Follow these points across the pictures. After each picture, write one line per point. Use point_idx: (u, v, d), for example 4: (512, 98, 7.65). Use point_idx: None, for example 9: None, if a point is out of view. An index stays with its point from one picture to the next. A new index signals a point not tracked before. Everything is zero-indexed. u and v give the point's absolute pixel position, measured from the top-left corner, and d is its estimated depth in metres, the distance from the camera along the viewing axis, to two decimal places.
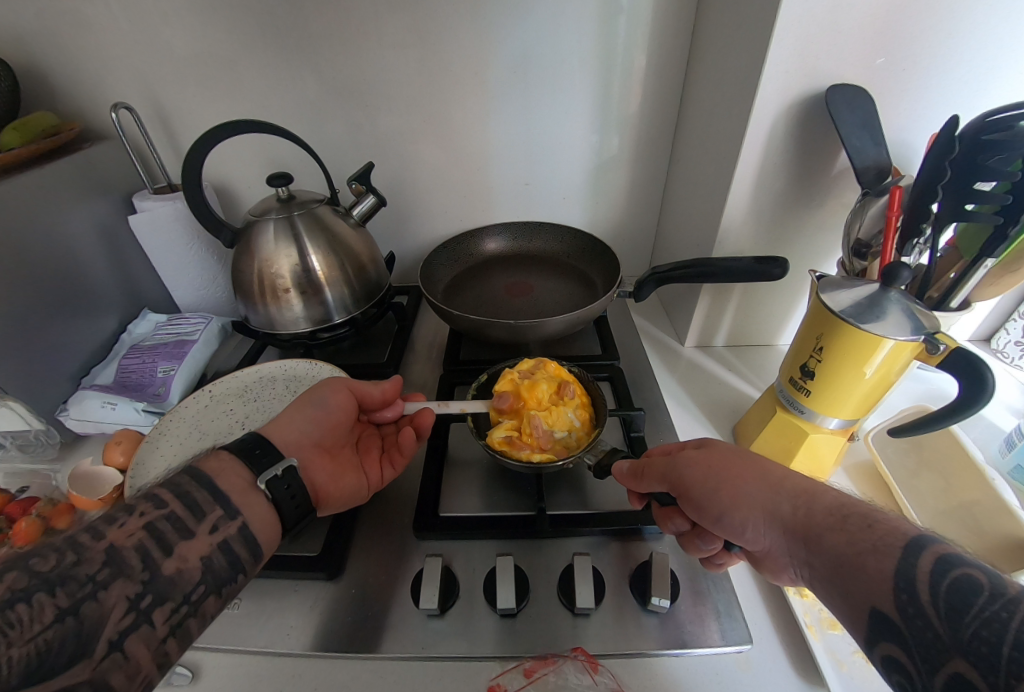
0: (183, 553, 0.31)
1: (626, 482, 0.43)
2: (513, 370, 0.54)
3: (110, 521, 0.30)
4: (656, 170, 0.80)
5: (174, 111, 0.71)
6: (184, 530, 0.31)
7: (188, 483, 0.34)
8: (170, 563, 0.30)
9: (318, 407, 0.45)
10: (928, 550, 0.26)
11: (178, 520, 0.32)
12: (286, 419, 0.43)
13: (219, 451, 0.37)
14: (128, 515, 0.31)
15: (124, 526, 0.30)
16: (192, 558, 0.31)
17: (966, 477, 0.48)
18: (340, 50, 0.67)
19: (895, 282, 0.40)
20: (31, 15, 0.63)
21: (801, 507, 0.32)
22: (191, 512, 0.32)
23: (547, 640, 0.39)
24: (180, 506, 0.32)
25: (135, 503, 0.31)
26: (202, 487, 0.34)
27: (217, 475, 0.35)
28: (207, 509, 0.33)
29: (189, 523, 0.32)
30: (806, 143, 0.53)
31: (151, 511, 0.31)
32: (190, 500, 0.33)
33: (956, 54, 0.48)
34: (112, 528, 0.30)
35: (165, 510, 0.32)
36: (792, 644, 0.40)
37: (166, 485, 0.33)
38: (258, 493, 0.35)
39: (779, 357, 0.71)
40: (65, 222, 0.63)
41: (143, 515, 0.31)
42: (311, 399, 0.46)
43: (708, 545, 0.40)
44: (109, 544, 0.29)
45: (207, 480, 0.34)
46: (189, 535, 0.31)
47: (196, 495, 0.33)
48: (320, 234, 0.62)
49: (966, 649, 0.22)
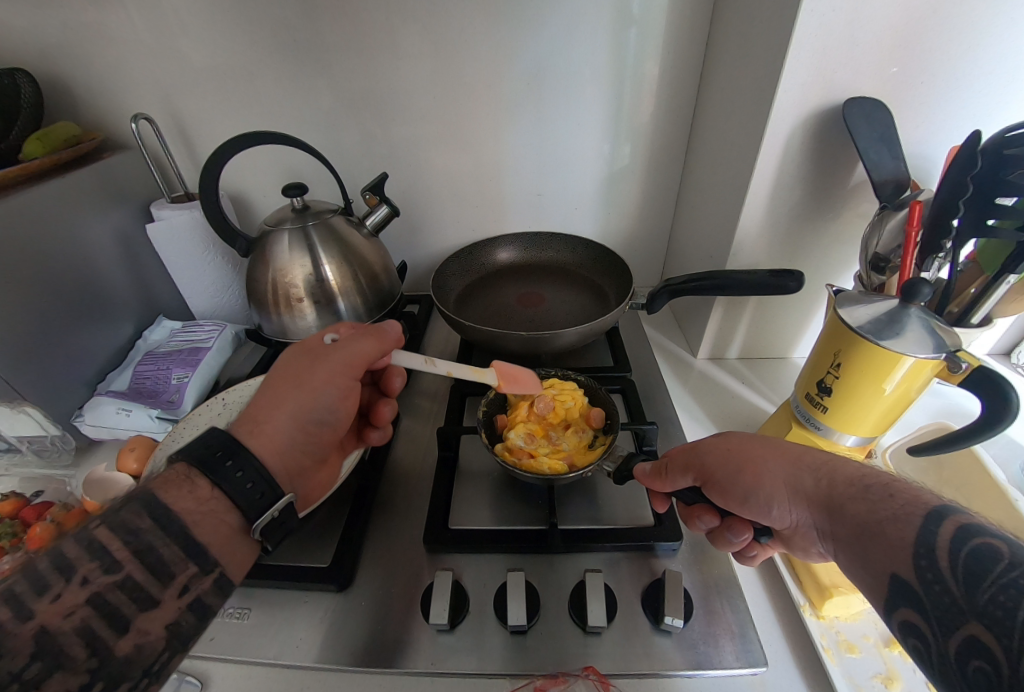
0: (143, 625, 0.27)
1: (648, 482, 0.43)
2: (511, 432, 0.50)
3: (40, 591, 0.25)
4: (669, 179, 0.79)
5: (192, 121, 0.73)
6: (145, 600, 0.27)
7: (152, 533, 0.29)
8: (126, 641, 0.26)
9: (327, 404, 0.40)
10: (948, 519, 0.27)
11: (138, 587, 0.27)
12: (269, 424, 0.37)
13: (190, 478, 0.32)
14: (64, 584, 0.26)
15: (59, 601, 0.25)
16: (155, 628, 0.27)
17: (988, 497, 0.46)
18: (355, 62, 0.68)
19: (915, 298, 0.39)
20: (57, 29, 0.64)
21: (823, 479, 0.34)
22: (153, 574, 0.28)
23: (557, 658, 0.39)
24: (140, 569, 0.28)
25: (77, 565, 0.27)
26: (169, 539, 0.29)
27: (191, 522, 0.30)
28: (175, 568, 0.29)
29: (152, 591, 0.28)
30: (821, 157, 0.53)
31: (98, 579, 0.27)
32: (154, 559, 0.28)
33: (978, 66, 0.47)
34: (43, 604, 0.25)
35: (119, 575, 0.27)
36: (807, 664, 0.39)
37: (119, 535, 0.28)
38: (242, 538, 0.32)
39: (793, 370, 0.70)
40: (85, 229, 0.64)
41: (86, 584, 0.26)
42: (317, 394, 0.40)
43: (738, 538, 0.39)
44: (40, 628, 0.24)
45: (175, 527, 0.29)
46: (152, 603, 0.27)
47: (160, 550, 0.29)
48: (334, 244, 0.62)
49: (981, 612, 0.23)
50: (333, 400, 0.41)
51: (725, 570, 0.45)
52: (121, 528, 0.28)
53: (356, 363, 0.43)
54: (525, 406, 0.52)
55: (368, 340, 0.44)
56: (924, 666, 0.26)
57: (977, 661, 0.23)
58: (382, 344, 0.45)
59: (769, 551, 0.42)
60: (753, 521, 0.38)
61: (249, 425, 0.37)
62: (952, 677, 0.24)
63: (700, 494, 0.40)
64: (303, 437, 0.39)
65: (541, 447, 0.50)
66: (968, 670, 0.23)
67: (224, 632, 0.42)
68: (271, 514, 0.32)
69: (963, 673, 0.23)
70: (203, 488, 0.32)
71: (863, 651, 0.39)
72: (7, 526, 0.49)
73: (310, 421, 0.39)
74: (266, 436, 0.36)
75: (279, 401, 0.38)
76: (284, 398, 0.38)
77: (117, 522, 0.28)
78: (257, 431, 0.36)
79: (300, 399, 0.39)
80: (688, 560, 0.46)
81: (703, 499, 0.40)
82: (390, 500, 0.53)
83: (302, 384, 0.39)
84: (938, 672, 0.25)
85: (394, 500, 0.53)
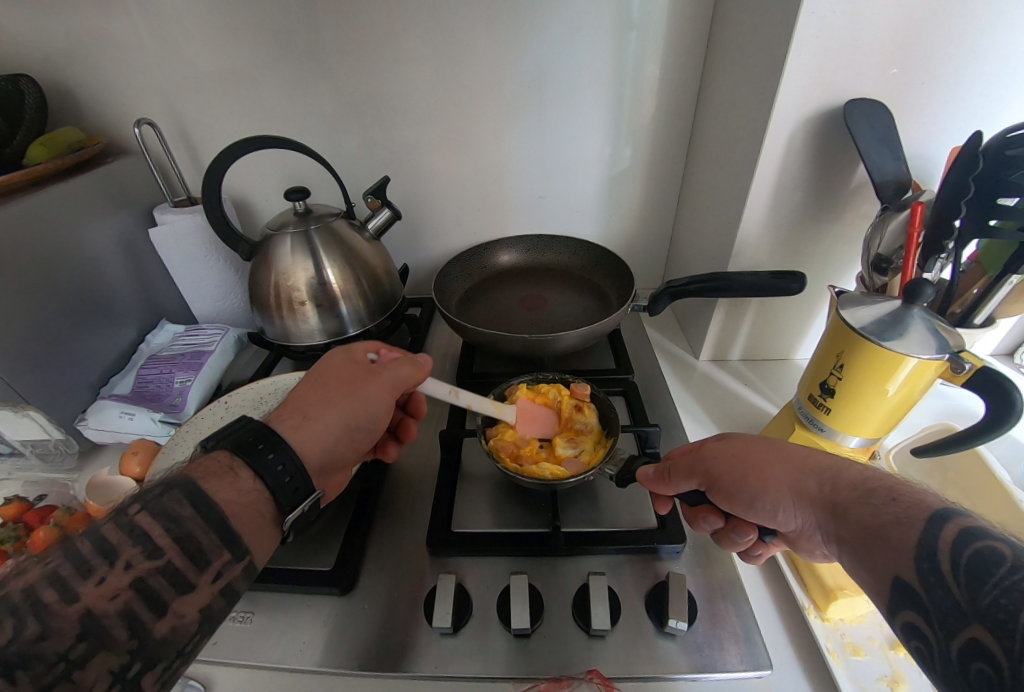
0: (180, 609, 0.27)
1: (652, 486, 0.43)
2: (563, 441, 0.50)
3: (84, 574, 0.25)
4: (670, 181, 0.80)
5: (195, 126, 0.73)
6: (183, 585, 0.27)
7: (194, 522, 0.28)
8: (164, 624, 0.26)
9: (372, 415, 0.41)
10: (951, 522, 0.26)
11: (177, 572, 0.27)
12: (318, 433, 0.37)
13: (235, 470, 0.32)
14: (109, 566, 0.26)
15: (103, 584, 0.25)
16: (190, 612, 0.27)
17: (993, 498, 0.46)
18: (357, 66, 0.68)
19: (918, 299, 0.39)
20: (61, 35, 0.65)
21: (827, 483, 0.34)
22: (192, 561, 0.28)
23: (560, 662, 0.38)
24: (180, 556, 0.27)
25: (120, 549, 0.26)
26: (207, 527, 0.29)
27: (230, 513, 0.30)
28: (212, 555, 0.28)
29: (189, 577, 0.27)
30: (822, 159, 0.53)
31: (140, 564, 0.26)
32: (192, 546, 0.28)
33: (978, 67, 0.47)
34: (88, 586, 0.25)
35: (160, 561, 0.27)
36: (813, 668, 0.39)
37: (162, 522, 0.28)
38: (274, 527, 0.32)
39: (795, 371, 0.70)
40: (89, 234, 0.65)
41: (129, 568, 0.26)
42: (365, 402, 0.41)
43: (743, 538, 0.39)
44: (85, 610, 0.24)
45: (214, 517, 0.29)
46: (189, 588, 0.27)
47: (200, 539, 0.28)
48: (336, 247, 0.62)
49: (983, 615, 0.23)
50: (379, 414, 0.42)
51: (729, 573, 0.45)
52: (163, 514, 0.28)
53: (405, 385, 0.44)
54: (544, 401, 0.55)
55: (413, 367, 0.45)
56: (927, 666, 0.26)
57: (979, 662, 0.22)
58: (419, 372, 0.46)
59: (774, 551, 0.42)
60: (758, 523, 0.38)
61: (291, 420, 0.37)
62: (953, 678, 0.24)
63: (705, 498, 0.40)
64: (346, 442, 0.39)
65: (582, 427, 0.52)
66: (970, 671, 0.23)
67: (226, 637, 0.42)
68: (300, 509, 0.33)
69: (965, 674, 0.23)
70: (245, 480, 0.31)
71: (868, 653, 0.39)
72: (11, 530, 0.49)
73: (354, 429, 0.40)
74: (310, 433, 0.36)
75: (331, 402, 0.39)
76: (335, 407, 0.39)
77: (159, 510, 0.28)
78: (305, 435, 0.36)
79: (351, 405, 0.40)
80: (691, 563, 0.46)
81: (708, 501, 0.40)
82: (393, 503, 0.53)
83: (353, 401, 0.40)
84: (940, 672, 0.25)
85: (396, 503, 0.53)
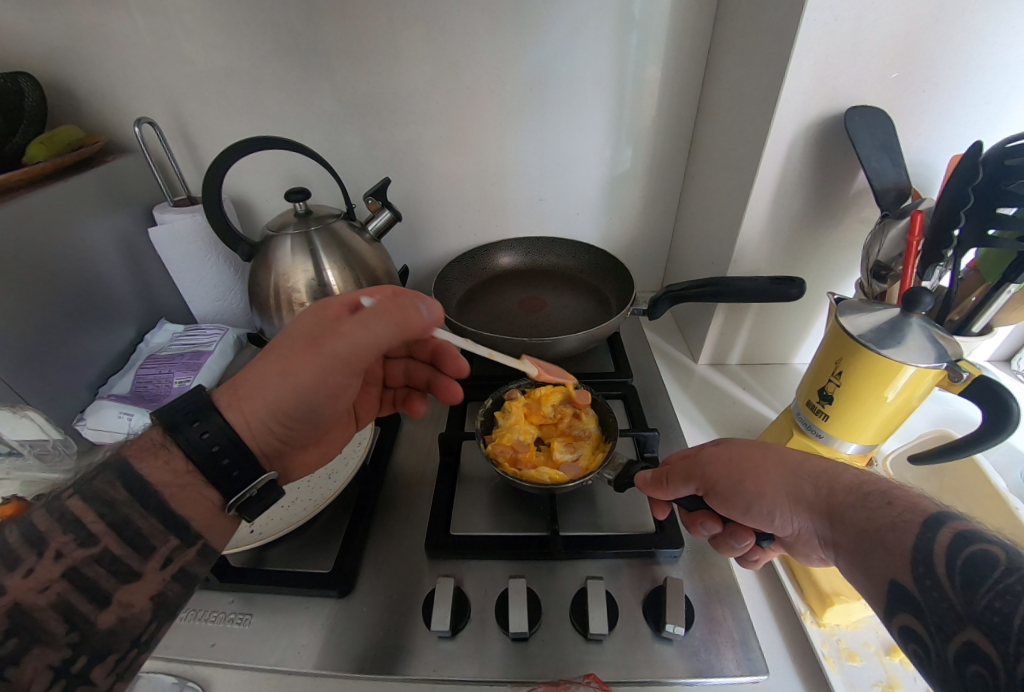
0: (125, 598, 0.29)
1: (650, 491, 0.43)
2: (558, 444, 0.51)
3: (11, 568, 0.26)
4: (671, 184, 0.80)
5: (195, 124, 0.73)
6: (124, 573, 0.29)
7: (130, 507, 0.31)
8: (107, 615, 0.28)
9: (313, 394, 0.39)
10: (946, 526, 0.27)
11: (116, 561, 0.29)
12: (248, 406, 0.36)
13: (164, 450, 0.33)
14: (37, 559, 0.27)
15: (32, 576, 0.26)
16: (138, 600, 0.29)
17: (989, 504, 0.46)
18: (358, 66, 0.68)
19: (916, 307, 0.39)
20: (61, 32, 0.64)
21: (823, 487, 0.34)
22: (132, 548, 0.30)
23: (558, 665, 0.39)
24: (117, 543, 0.29)
25: (49, 540, 0.28)
26: (147, 513, 0.31)
27: (168, 496, 0.32)
28: (154, 541, 0.31)
29: (131, 564, 0.30)
30: (823, 166, 0.53)
31: (73, 553, 0.28)
32: (131, 532, 0.30)
33: (979, 75, 0.47)
34: (15, 579, 0.26)
35: (95, 548, 0.29)
36: (810, 673, 0.39)
37: (95, 509, 0.29)
38: (221, 513, 0.35)
39: (793, 376, 0.70)
40: (88, 232, 0.64)
41: (60, 558, 0.28)
42: (305, 385, 0.38)
43: (741, 543, 0.40)
44: (15, 602, 0.25)
45: (153, 503, 0.31)
46: (133, 577, 0.30)
47: (138, 524, 0.30)
48: (336, 248, 0.62)
49: (979, 619, 0.23)
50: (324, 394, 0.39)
51: (726, 577, 0.45)
52: (96, 501, 0.30)
53: (363, 356, 0.39)
54: (547, 407, 0.54)
55: (384, 323, 0.39)
56: (924, 670, 0.26)
57: (976, 665, 0.23)
58: (395, 329, 0.39)
59: (771, 556, 0.43)
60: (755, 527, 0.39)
61: (229, 393, 0.37)
62: (950, 681, 0.24)
63: (703, 502, 0.41)
64: (284, 420, 0.39)
65: (581, 436, 0.52)
66: (967, 674, 0.23)
67: (224, 639, 0.42)
68: (250, 491, 0.35)
69: (962, 677, 0.23)
70: (179, 462, 0.34)
71: (864, 659, 0.39)
72: None
73: (294, 413, 0.38)
74: (240, 409, 0.36)
75: (265, 379, 0.37)
76: (270, 386, 0.37)
77: (92, 497, 0.30)
78: (236, 407, 0.36)
79: (284, 386, 0.37)
80: (689, 568, 0.46)
81: (706, 506, 0.41)
82: (392, 505, 0.53)
83: (286, 378, 0.37)
84: (936, 675, 0.25)
85: (395, 505, 0.53)
